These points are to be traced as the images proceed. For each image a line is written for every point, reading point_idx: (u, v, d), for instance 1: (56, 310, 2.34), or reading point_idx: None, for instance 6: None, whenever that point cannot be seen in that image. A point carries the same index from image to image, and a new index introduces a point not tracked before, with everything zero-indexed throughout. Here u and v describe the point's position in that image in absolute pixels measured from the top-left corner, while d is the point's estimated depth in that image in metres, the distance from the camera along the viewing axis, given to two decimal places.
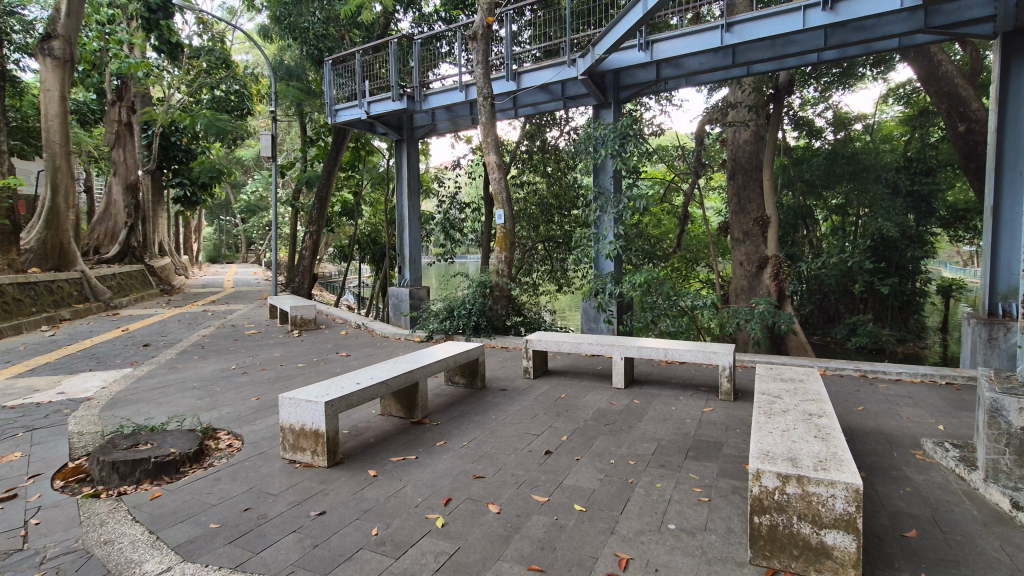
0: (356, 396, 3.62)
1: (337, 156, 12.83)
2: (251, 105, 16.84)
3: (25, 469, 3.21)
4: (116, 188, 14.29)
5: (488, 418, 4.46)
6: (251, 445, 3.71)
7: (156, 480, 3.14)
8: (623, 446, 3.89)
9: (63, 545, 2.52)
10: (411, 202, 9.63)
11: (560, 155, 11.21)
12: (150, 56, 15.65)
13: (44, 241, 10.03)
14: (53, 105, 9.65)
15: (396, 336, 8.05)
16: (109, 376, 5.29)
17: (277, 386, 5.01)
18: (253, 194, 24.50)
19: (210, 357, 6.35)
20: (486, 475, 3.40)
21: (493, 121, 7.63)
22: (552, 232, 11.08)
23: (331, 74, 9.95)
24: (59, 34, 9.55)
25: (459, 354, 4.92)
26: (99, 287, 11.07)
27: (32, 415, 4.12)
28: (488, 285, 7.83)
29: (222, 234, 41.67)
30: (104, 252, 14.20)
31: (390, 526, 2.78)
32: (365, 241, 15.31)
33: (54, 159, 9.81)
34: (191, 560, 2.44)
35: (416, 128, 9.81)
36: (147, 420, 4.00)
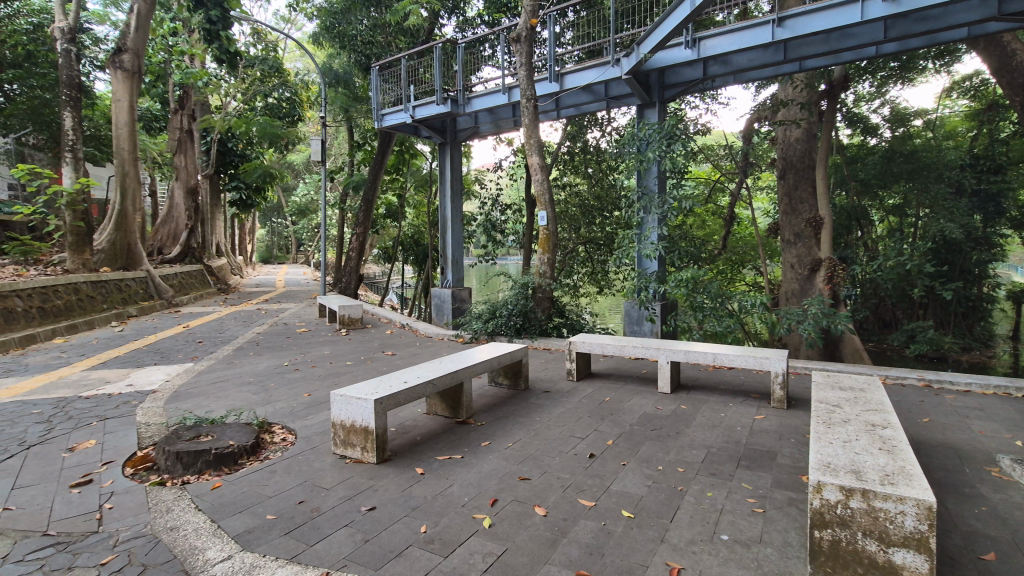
0: (404, 394, 3.67)
1: (383, 159, 13.10)
2: (302, 112, 17.46)
3: (99, 456, 3.41)
4: (178, 192, 15.11)
5: (532, 419, 4.44)
6: (304, 439, 3.83)
7: (216, 471, 3.27)
8: (671, 453, 3.79)
9: (134, 529, 2.65)
10: (454, 204, 9.72)
11: (602, 156, 11.10)
12: (209, 67, 16.48)
13: (114, 241, 10.69)
14: (123, 114, 10.27)
15: (439, 336, 8.16)
16: (172, 370, 5.57)
17: (327, 383, 5.15)
18: (302, 197, 25.41)
19: (263, 353, 6.61)
20: (532, 477, 3.37)
21: (537, 123, 7.59)
22: (593, 234, 11.01)
23: (377, 80, 10.20)
24: (128, 48, 10.16)
25: (502, 354, 4.93)
26: (162, 286, 11.69)
27: (105, 405, 4.38)
28: (530, 285, 7.86)
29: (274, 236, 43.55)
30: (167, 252, 15.00)
31: (438, 524, 2.80)
32: (408, 243, 15.64)
33: (124, 165, 10.41)
34: (249, 550, 2.53)
35: (459, 131, 9.91)
36: (208, 413, 4.18)
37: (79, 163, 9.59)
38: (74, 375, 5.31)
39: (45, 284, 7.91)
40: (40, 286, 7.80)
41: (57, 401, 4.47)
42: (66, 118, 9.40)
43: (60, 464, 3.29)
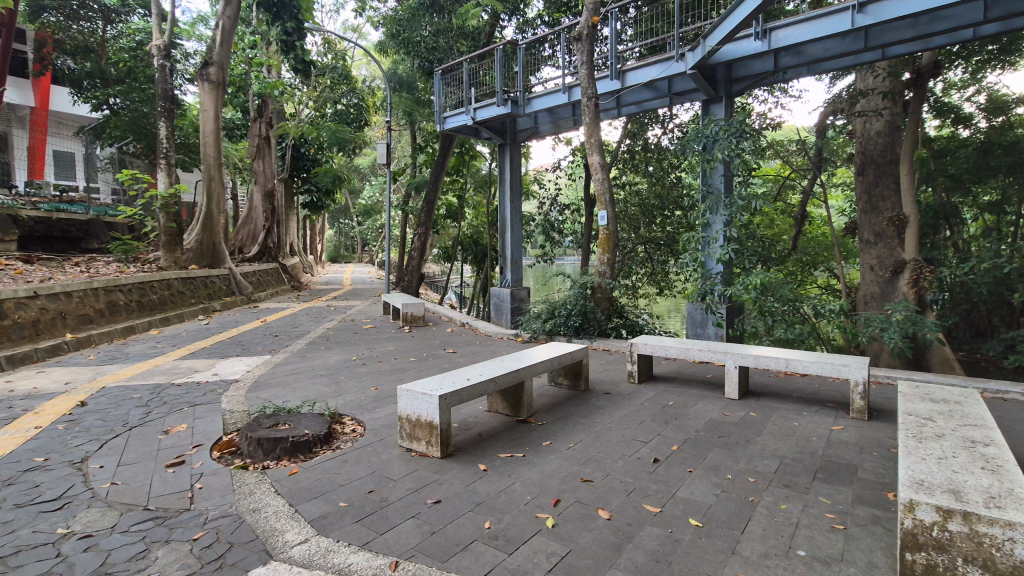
0: (467, 391, 3.73)
1: (444, 160, 13.36)
2: (368, 117, 18.14)
3: (190, 439, 3.69)
4: (257, 195, 16.12)
5: (593, 420, 4.39)
6: (372, 431, 3.97)
7: (293, 458, 3.46)
8: (741, 461, 3.63)
9: (221, 509, 2.84)
10: (513, 204, 9.77)
11: (663, 154, 10.81)
12: (284, 77, 17.47)
13: (201, 241, 11.55)
14: (209, 122, 11.07)
15: (499, 335, 8.24)
16: (252, 362, 5.94)
17: (393, 378, 5.32)
18: (368, 199, 26.43)
19: (333, 348, 6.92)
20: (594, 479, 3.33)
21: (598, 122, 7.49)
22: (654, 234, 10.79)
23: (440, 83, 10.43)
24: (214, 61, 10.93)
25: (563, 355, 4.90)
26: (242, 283, 12.49)
27: (194, 392, 4.73)
28: (590, 286, 7.80)
29: (341, 236, 45.67)
30: (247, 251, 15.98)
31: (501, 521, 2.82)
32: (467, 243, 15.92)
33: (210, 170, 11.21)
34: (324, 534, 2.65)
35: (519, 132, 9.95)
36: (285, 402, 4.43)
37: (172, 169, 10.43)
38: (168, 364, 5.78)
39: (144, 280, 8.65)
40: (139, 281, 8.52)
41: (155, 387, 4.88)
42: (160, 128, 10.25)
43: (158, 445, 3.58)
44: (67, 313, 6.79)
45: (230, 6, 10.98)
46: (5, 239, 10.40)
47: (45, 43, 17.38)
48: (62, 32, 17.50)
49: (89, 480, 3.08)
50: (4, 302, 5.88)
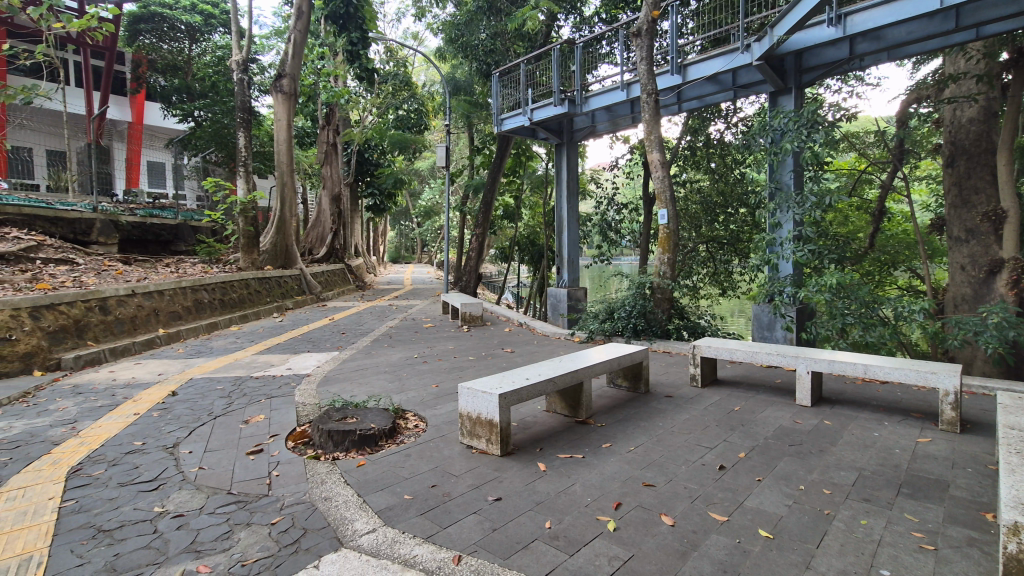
0: (526, 390, 3.75)
1: (501, 161, 13.44)
2: (428, 121, 18.58)
3: (267, 429, 3.92)
4: (325, 199, 16.91)
5: (654, 423, 4.29)
6: (434, 427, 4.08)
7: (361, 450, 3.61)
8: (815, 472, 3.43)
9: (296, 496, 3.00)
10: (570, 204, 9.70)
11: (727, 149, 10.42)
12: (350, 85, 18.23)
13: (275, 243, 12.28)
14: (282, 131, 11.73)
15: (556, 336, 8.22)
16: (321, 357, 6.25)
17: (453, 376, 5.44)
18: (427, 201, 27.08)
19: (396, 345, 7.15)
20: (656, 484, 3.26)
21: (658, 119, 7.30)
22: (717, 232, 10.40)
23: (497, 85, 10.53)
24: (287, 73, 11.59)
25: (622, 356, 4.83)
26: (312, 283, 13.16)
27: (271, 385, 5.04)
28: (649, 285, 7.64)
29: (402, 238, 47.12)
30: (316, 252, 16.79)
31: (562, 521, 2.81)
32: (524, 243, 15.98)
33: (283, 176, 11.87)
34: (391, 525, 2.74)
35: (576, 131, 9.86)
36: (352, 397, 4.63)
37: (250, 176, 11.11)
38: (247, 358, 6.19)
39: (225, 280, 9.28)
40: (221, 281, 9.16)
41: (235, 379, 5.23)
42: (239, 138, 10.98)
43: (239, 434, 3.83)
44: (159, 310, 7.40)
45: (300, 20, 11.56)
46: (107, 243, 11.45)
47: (141, 63, 19.17)
48: (154, 53, 19.12)
49: (180, 464, 3.34)
50: (107, 300, 6.49)
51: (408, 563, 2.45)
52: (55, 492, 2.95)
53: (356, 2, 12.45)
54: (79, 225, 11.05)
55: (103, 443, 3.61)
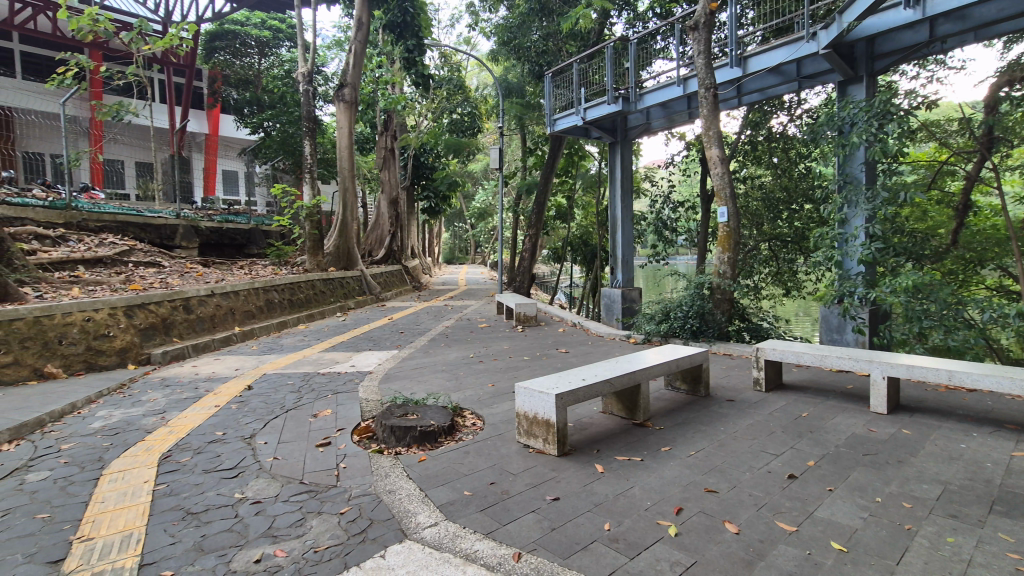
0: (583, 390, 3.74)
1: (554, 161, 13.39)
2: (481, 123, 18.82)
3: (334, 423, 4.12)
4: (383, 203, 17.50)
5: (716, 428, 4.17)
6: (491, 426, 4.14)
7: (422, 446, 3.71)
8: (893, 484, 3.22)
9: (362, 488, 3.13)
10: (624, 203, 9.56)
11: (791, 142, 9.96)
12: (406, 92, 18.76)
13: (338, 246, 12.82)
14: (344, 138, 12.23)
15: (611, 336, 8.13)
16: (382, 355, 6.48)
17: (509, 375, 5.49)
18: (480, 203, 27.44)
19: (453, 344, 7.31)
20: (719, 490, 3.16)
21: (717, 114, 7.06)
22: (780, 230, 9.97)
23: (550, 86, 10.54)
24: (348, 83, 12.08)
25: (681, 358, 4.71)
26: (372, 283, 13.65)
27: (336, 381, 5.28)
28: (708, 286, 7.42)
29: (456, 239, 48.05)
30: (376, 254, 17.38)
31: (621, 524, 2.78)
32: (577, 243, 15.89)
33: (344, 181, 12.38)
34: (452, 520, 2.81)
35: (631, 129, 9.68)
36: (412, 394, 4.77)
37: (315, 182, 11.64)
38: (313, 355, 6.51)
39: (293, 281, 9.78)
40: (290, 282, 9.66)
41: (304, 375, 5.52)
42: (305, 146, 11.53)
43: (309, 427, 4.04)
44: (235, 309, 7.90)
45: (360, 31, 12.04)
46: (190, 246, 12.39)
47: (217, 79, 20.61)
48: (228, 69, 20.29)
49: (256, 453, 3.56)
50: (190, 300, 7.00)
51: (469, 558, 2.50)
52: (149, 476, 3.21)
53: (412, 11, 12.79)
54: (165, 231, 11.99)
55: (189, 433, 3.90)
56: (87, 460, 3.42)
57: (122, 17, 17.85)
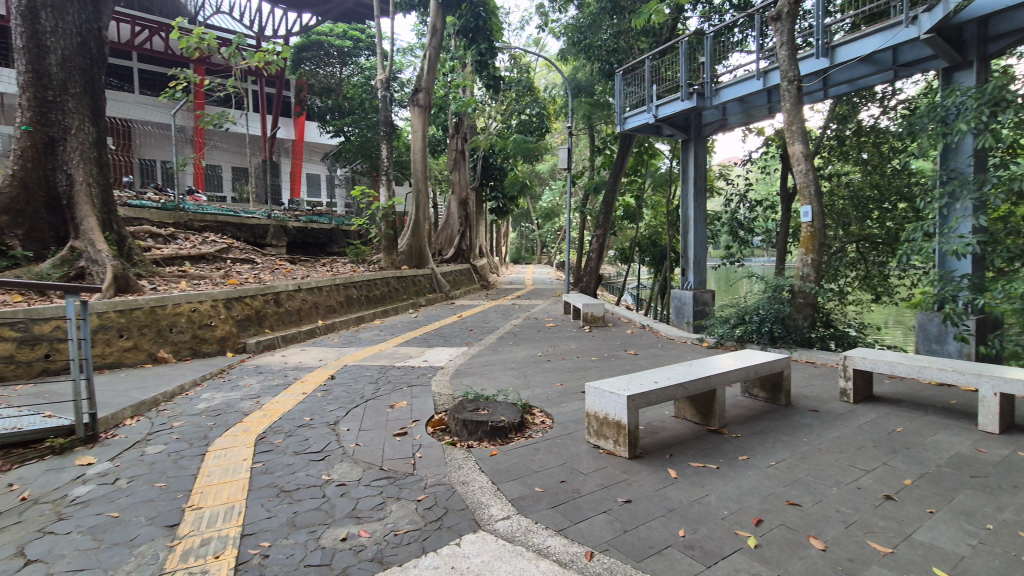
0: (656, 393, 3.66)
1: (623, 161, 13.14)
2: (549, 123, 18.84)
3: (410, 415, 4.29)
4: (453, 203, 18.00)
5: (798, 439, 3.95)
6: (561, 424, 4.16)
7: (493, 441, 3.79)
8: (1007, 510, 2.91)
9: (437, 478, 3.24)
10: (697, 202, 9.25)
11: (884, 136, 9.22)
12: (477, 95, 19.12)
13: (411, 245, 13.29)
14: (418, 142, 12.67)
15: (682, 339, 7.90)
16: (453, 352, 6.67)
17: (578, 375, 5.48)
18: (547, 203, 27.49)
19: (521, 343, 7.39)
20: (802, 504, 2.99)
21: (801, 108, 6.66)
22: (870, 231, 9.33)
23: (621, 84, 10.37)
24: (422, 88, 12.52)
25: (759, 364, 4.51)
26: (442, 282, 14.05)
27: (411, 375, 5.50)
28: (788, 289, 7.05)
29: (523, 239, 48.47)
30: (445, 253, 17.86)
31: (697, 532, 2.71)
32: (645, 244, 15.56)
33: (418, 183, 12.83)
34: (524, 515, 2.85)
35: (705, 126, 9.34)
36: (482, 390, 4.88)
37: (390, 184, 12.16)
38: (389, 349, 6.81)
39: (370, 279, 10.27)
40: (367, 280, 10.15)
41: (381, 367, 5.79)
42: (383, 150, 12.07)
43: (387, 417, 4.24)
44: (319, 304, 8.40)
45: (434, 37, 12.45)
46: (278, 244, 13.32)
47: (303, 88, 21.69)
48: (314, 77, 21.30)
49: (340, 439, 3.78)
50: (280, 294, 7.52)
51: (542, 553, 2.53)
52: (248, 454, 3.50)
53: (485, 15, 13.00)
54: (258, 230, 12.98)
55: (281, 416, 4.21)
56: (195, 437, 3.78)
57: (221, 33, 19.46)
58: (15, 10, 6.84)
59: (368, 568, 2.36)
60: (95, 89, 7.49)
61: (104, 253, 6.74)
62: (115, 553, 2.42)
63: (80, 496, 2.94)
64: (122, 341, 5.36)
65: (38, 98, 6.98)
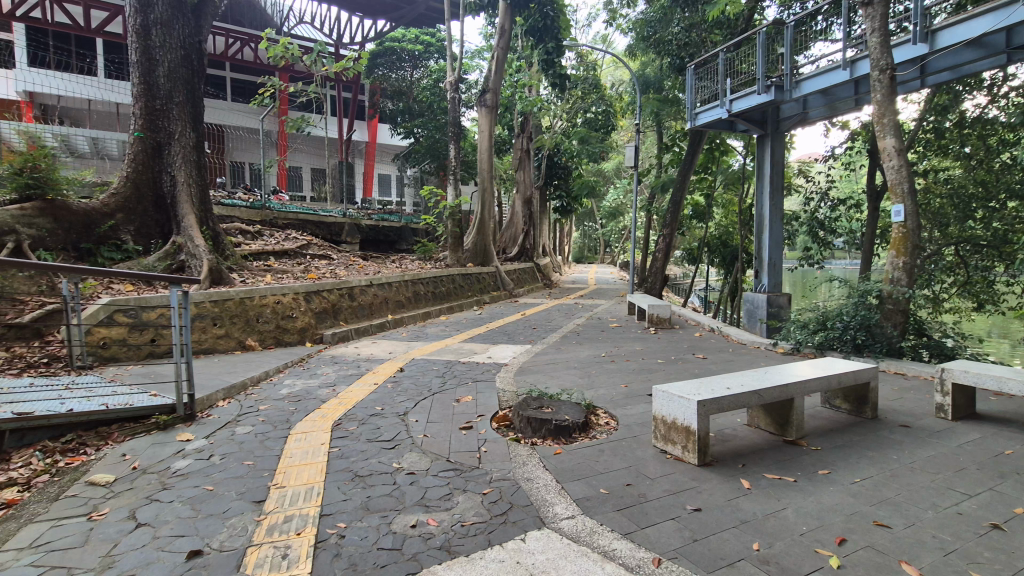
0: (728, 400, 3.51)
1: (693, 158, 12.71)
2: (616, 121, 18.52)
3: (475, 409, 4.37)
4: (518, 203, 18.15)
5: (887, 456, 3.66)
6: (626, 427, 4.09)
7: (557, 440, 3.79)
8: None
9: (502, 473, 3.29)
10: (773, 201, 8.80)
11: (992, 128, 8.36)
12: (543, 94, 19.13)
13: (476, 243, 13.52)
14: (485, 141, 12.88)
15: (754, 344, 7.55)
16: (517, 349, 6.72)
17: (643, 377, 5.38)
18: (612, 202, 27.07)
19: (585, 343, 7.33)
20: (892, 526, 2.77)
21: (894, 99, 6.14)
22: (973, 232, 8.51)
23: (692, 79, 10.04)
24: (490, 88, 12.69)
25: (843, 374, 4.22)
26: (506, 280, 14.18)
27: (476, 371, 5.60)
28: (876, 294, 6.54)
29: (587, 238, 48.07)
30: (509, 251, 18.04)
31: (773, 546, 2.58)
32: (715, 244, 15.01)
33: (484, 182, 13.03)
34: (589, 515, 2.83)
35: (784, 120, 8.84)
36: (546, 388, 4.89)
37: (458, 184, 12.43)
38: (454, 345, 6.97)
39: (437, 276, 10.55)
40: (434, 277, 10.42)
41: (447, 362, 5.94)
42: (451, 150, 12.35)
43: (453, 410, 4.35)
44: (389, 299, 8.74)
45: (502, 39, 12.59)
46: (352, 242, 13.96)
47: (377, 92, 22.52)
48: (386, 81, 21.97)
49: (410, 429, 3.92)
50: (354, 289, 7.88)
51: (607, 555, 2.50)
52: (325, 439, 3.70)
53: (553, 14, 12.95)
54: (334, 228, 13.67)
55: (354, 405, 4.42)
56: (279, 420, 4.05)
57: (303, 42, 20.66)
58: (131, 28, 7.63)
59: (437, 556, 2.43)
60: (195, 97, 8.19)
61: (201, 248, 7.33)
62: (210, 524, 2.64)
63: (180, 468, 3.23)
64: (216, 329, 5.82)
65: (149, 107, 7.75)
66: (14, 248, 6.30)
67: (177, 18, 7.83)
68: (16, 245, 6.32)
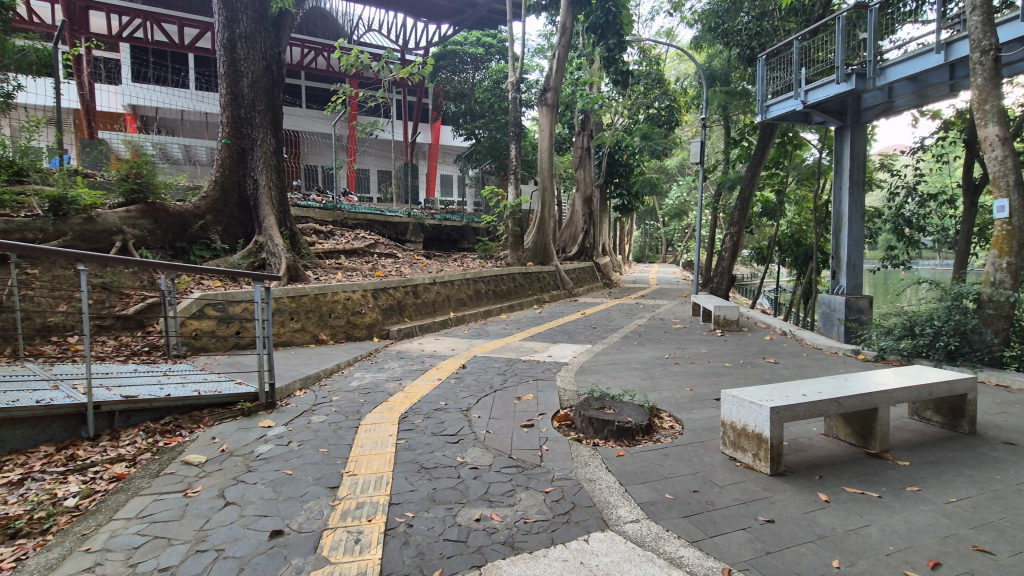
0: (804, 407, 3.33)
1: (763, 153, 12.15)
2: (680, 116, 17.96)
3: (536, 408, 4.39)
4: (578, 201, 18.05)
5: (987, 475, 3.34)
6: (691, 431, 3.98)
7: (619, 441, 3.74)
8: None
9: (563, 472, 3.28)
10: (853, 197, 8.24)
11: None
12: (604, 91, 18.88)
13: (535, 242, 13.54)
14: (546, 140, 12.89)
15: (831, 349, 7.11)
16: (578, 349, 6.68)
17: (709, 381, 5.20)
18: (676, 199, 26.31)
19: (647, 343, 7.18)
20: (996, 553, 2.52)
21: (998, 82, 5.58)
22: None
23: (763, 70, 9.58)
24: (551, 87, 12.66)
25: (936, 384, 3.89)
26: (565, 279, 14.11)
27: (536, 369, 5.62)
28: (974, 297, 5.97)
29: (648, 237, 47.00)
30: (568, 250, 17.99)
31: (855, 565, 2.42)
32: (787, 242, 14.25)
33: (544, 180, 13.03)
34: (654, 520, 2.78)
35: (865, 110, 8.17)
36: (608, 389, 4.84)
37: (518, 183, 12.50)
38: (515, 343, 7.03)
39: (497, 274, 10.66)
40: (494, 275, 10.53)
41: (508, 360, 6.00)
42: (512, 149, 12.44)
43: (515, 408, 4.39)
44: (451, 296, 8.92)
45: (562, 37, 12.53)
46: (416, 241, 14.37)
47: (439, 94, 23.04)
48: (448, 84, 22.46)
49: (472, 425, 3.99)
50: (418, 287, 8.10)
51: (674, 562, 2.44)
52: (392, 431, 3.84)
53: (615, 10, 12.70)
54: (398, 228, 14.12)
55: (419, 399, 4.56)
56: (349, 411, 4.24)
57: (372, 49, 21.51)
58: (220, 42, 8.22)
59: (500, 551, 2.46)
60: (275, 105, 8.72)
61: (280, 247, 7.80)
62: (290, 506, 2.81)
63: (263, 453, 3.46)
64: (293, 323, 6.18)
65: (235, 116, 8.34)
66: (120, 247, 7.00)
67: (259, 31, 8.37)
68: (122, 244, 7.02)
